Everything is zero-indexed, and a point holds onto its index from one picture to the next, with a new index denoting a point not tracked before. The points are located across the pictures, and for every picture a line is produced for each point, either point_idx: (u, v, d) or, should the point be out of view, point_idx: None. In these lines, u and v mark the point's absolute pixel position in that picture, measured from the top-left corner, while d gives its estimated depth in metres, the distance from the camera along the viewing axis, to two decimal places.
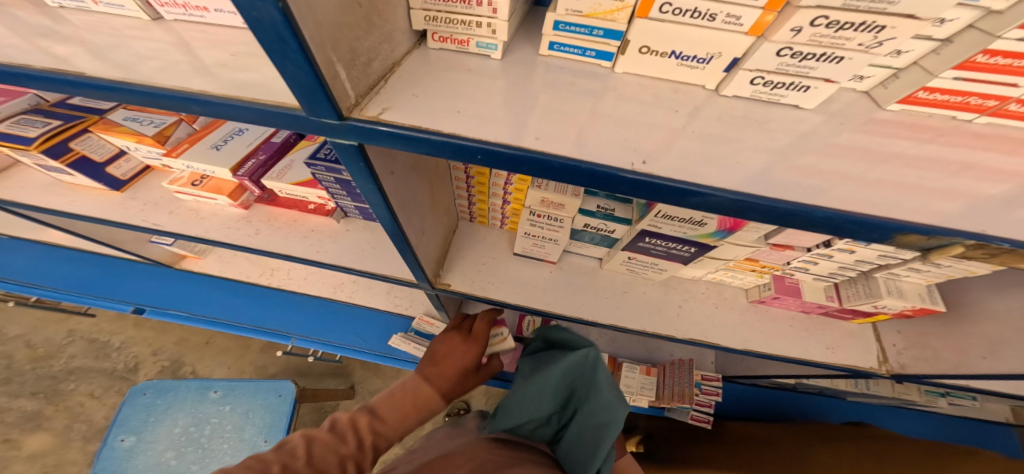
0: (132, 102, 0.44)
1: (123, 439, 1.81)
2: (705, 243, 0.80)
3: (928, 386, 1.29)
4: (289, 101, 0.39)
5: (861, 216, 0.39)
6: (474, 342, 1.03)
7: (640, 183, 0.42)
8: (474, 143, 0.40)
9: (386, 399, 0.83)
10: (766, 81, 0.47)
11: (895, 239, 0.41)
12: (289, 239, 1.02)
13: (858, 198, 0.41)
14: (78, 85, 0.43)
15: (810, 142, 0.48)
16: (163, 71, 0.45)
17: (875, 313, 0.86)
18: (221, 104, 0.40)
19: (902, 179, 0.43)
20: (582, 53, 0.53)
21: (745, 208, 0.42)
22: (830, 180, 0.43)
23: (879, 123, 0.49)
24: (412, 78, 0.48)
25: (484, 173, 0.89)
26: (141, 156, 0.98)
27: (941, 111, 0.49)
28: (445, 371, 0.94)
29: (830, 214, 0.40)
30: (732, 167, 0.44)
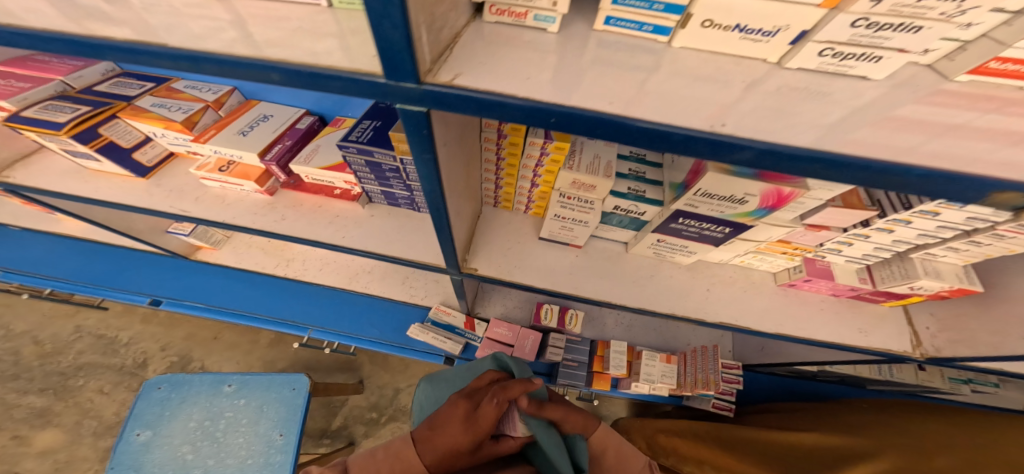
0: (200, 71, 0.44)
1: (139, 434, 1.80)
2: (742, 223, 0.80)
3: (951, 371, 1.33)
4: (368, 68, 0.39)
5: (957, 173, 0.38)
6: (473, 427, 0.67)
7: (721, 144, 0.42)
8: (553, 106, 0.41)
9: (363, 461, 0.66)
10: (836, 52, 0.47)
11: (991, 198, 0.40)
12: (315, 224, 0.99)
13: (947, 155, 0.41)
14: (155, 55, 0.43)
15: (886, 108, 0.47)
16: (230, 41, 0.44)
17: (909, 295, 0.87)
18: (298, 71, 0.40)
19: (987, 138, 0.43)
20: (639, 28, 0.53)
21: (835, 168, 0.42)
22: (916, 141, 0.42)
23: (947, 93, 0.49)
24: (475, 50, 0.48)
25: (516, 154, 0.87)
26: (167, 143, 0.98)
27: (1008, 81, 0.48)
28: (431, 444, 0.67)
29: (926, 172, 0.39)
30: (813, 131, 0.43)
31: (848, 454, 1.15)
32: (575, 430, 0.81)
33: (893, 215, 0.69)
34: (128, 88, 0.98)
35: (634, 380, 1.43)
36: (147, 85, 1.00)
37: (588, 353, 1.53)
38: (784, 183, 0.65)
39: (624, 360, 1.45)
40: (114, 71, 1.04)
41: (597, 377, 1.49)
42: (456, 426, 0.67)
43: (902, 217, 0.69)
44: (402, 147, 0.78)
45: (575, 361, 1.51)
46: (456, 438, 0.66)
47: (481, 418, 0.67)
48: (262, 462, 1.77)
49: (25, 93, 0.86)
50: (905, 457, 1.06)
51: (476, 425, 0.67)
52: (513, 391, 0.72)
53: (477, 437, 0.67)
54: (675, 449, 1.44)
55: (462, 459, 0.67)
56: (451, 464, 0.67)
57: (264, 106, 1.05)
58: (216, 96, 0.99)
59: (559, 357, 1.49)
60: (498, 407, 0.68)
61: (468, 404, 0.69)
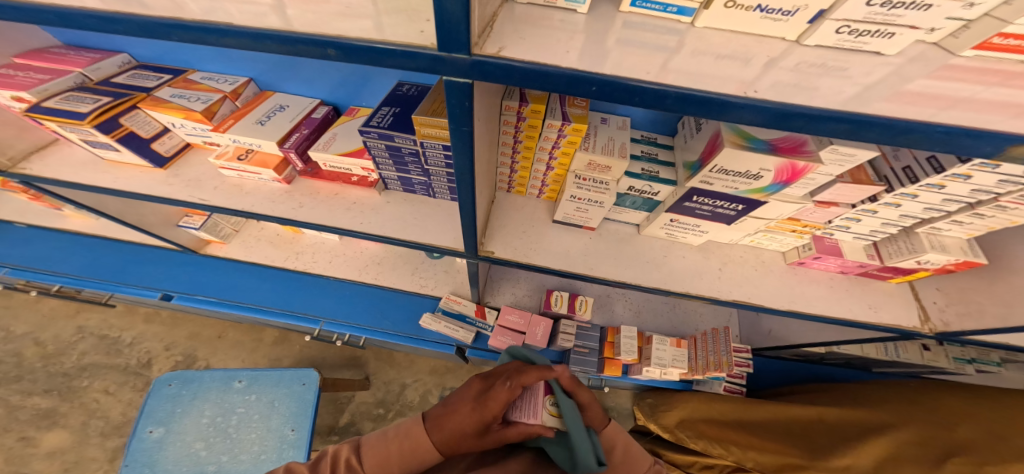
0: (255, 48, 0.45)
1: (151, 430, 1.81)
2: (755, 199, 0.82)
3: (954, 351, 1.38)
4: (421, 41, 0.42)
5: (978, 129, 0.41)
6: (482, 409, 0.64)
7: (757, 107, 0.44)
8: (594, 74, 0.43)
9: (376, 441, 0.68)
10: (852, 29, 0.47)
11: (1006, 152, 0.42)
12: (333, 211, 1.00)
13: (968, 114, 0.43)
14: (200, 30, 0.44)
15: (912, 72, 0.48)
16: (277, 17, 0.45)
17: (915, 270, 0.91)
18: (355, 45, 0.43)
19: (1009, 98, 0.44)
20: (663, 9, 0.54)
21: (859, 128, 0.44)
22: (939, 102, 0.44)
23: (953, 70, 0.48)
24: (512, 27, 0.50)
25: (533, 137, 0.89)
26: (185, 133, 0.98)
27: (1012, 56, 0.47)
28: (440, 425, 0.66)
29: (950, 128, 0.42)
30: (840, 97, 0.45)
31: (871, 427, 1.20)
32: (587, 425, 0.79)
33: (899, 189, 0.72)
34: (145, 79, 0.99)
35: (645, 365, 1.47)
36: (163, 77, 1.01)
37: (598, 339, 1.56)
38: (798, 157, 0.68)
39: (635, 345, 1.48)
40: (130, 63, 1.04)
41: (608, 363, 1.51)
42: (465, 406, 0.66)
43: (908, 191, 0.72)
44: (425, 131, 0.79)
45: (586, 348, 1.55)
46: (463, 419, 0.65)
47: (490, 399, 0.65)
48: (276, 457, 1.78)
49: (46, 84, 0.85)
50: (925, 429, 1.12)
51: (485, 407, 0.65)
52: (527, 378, 0.68)
53: (484, 419, 0.64)
54: (702, 432, 1.41)
55: (471, 442, 0.65)
56: (459, 447, 0.65)
57: (279, 96, 1.06)
58: (233, 86, 1.00)
59: (570, 344, 1.52)
60: (509, 391, 0.65)
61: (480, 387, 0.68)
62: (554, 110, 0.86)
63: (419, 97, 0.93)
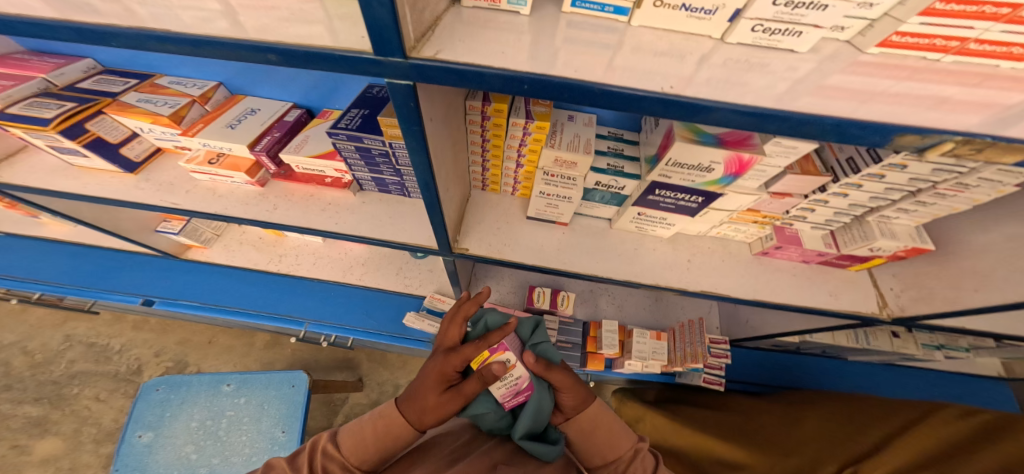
0: (197, 52, 0.47)
1: (141, 435, 1.82)
2: (712, 191, 0.86)
3: (923, 338, 1.40)
4: (358, 46, 0.44)
5: (870, 122, 0.43)
6: (443, 363, 0.81)
7: (677, 103, 0.47)
8: (524, 73, 0.45)
9: (358, 423, 0.80)
10: (766, 28, 0.50)
11: (895, 141, 0.45)
12: (308, 212, 1.02)
13: (870, 106, 0.45)
14: (140, 37, 0.45)
15: (829, 66, 0.51)
16: (225, 22, 0.47)
17: (871, 257, 0.95)
18: (296, 51, 0.44)
19: (911, 89, 0.47)
20: (600, 9, 0.56)
21: (771, 123, 0.47)
22: (848, 96, 0.47)
23: (861, 66, 0.50)
24: (453, 29, 0.52)
25: (500, 135, 0.91)
26: (154, 138, 0.99)
27: (914, 53, 0.50)
28: (412, 394, 0.82)
29: (840, 121, 0.44)
30: (760, 91, 0.48)
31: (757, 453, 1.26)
32: (574, 403, 0.88)
33: (844, 179, 0.76)
34: (112, 84, 1.00)
35: (627, 358, 1.50)
36: (130, 82, 1.02)
37: (581, 334, 1.61)
38: (743, 149, 0.71)
39: (616, 339, 1.52)
40: (95, 69, 1.05)
41: (591, 357, 1.57)
42: (431, 367, 0.83)
43: (853, 181, 0.75)
44: (392, 132, 0.81)
45: (569, 343, 1.60)
46: (429, 378, 0.81)
47: (451, 357, 0.81)
48: (267, 459, 1.79)
49: (11, 90, 0.86)
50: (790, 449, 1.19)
51: (449, 363, 0.81)
52: (494, 337, 0.80)
53: (445, 372, 0.81)
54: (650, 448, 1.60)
55: (434, 398, 0.80)
56: (426, 407, 0.80)
57: (250, 100, 1.07)
58: (201, 90, 1.01)
59: (553, 338, 1.57)
60: (474, 348, 0.80)
61: (447, 351, 0.85)
62: (518, 109, 0.88)
63: (387, 99, 0.94)
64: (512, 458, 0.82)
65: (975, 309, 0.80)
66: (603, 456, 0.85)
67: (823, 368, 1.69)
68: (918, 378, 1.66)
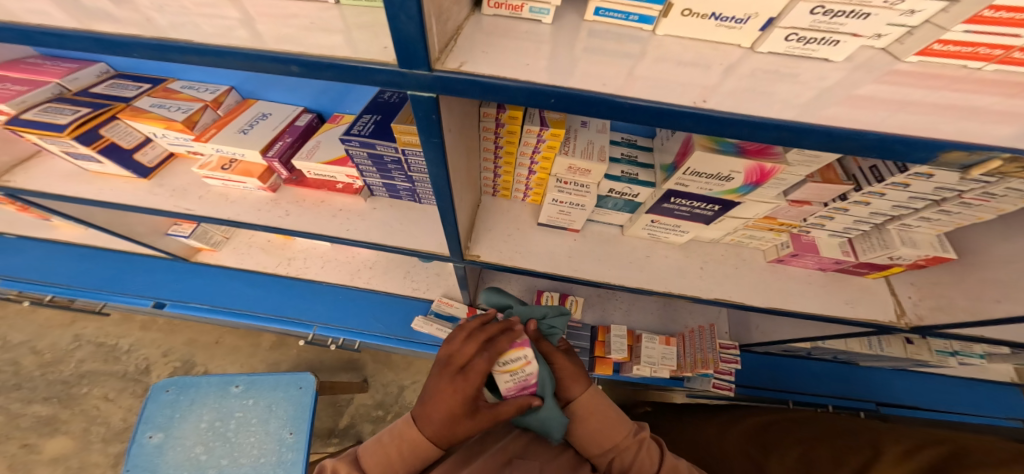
0: (213, 63, 0.45)
1: (152, 435, 1.83)
2: (729, 199, 0.85)
3: (938, 344, 1.34)
4: (381, 58, 0.42)
5: (912, 138, 0.41)
6: (461, 387, 0.75)
7: (706, 117, 0.45)
8: (552, 87, 0.44)
9: (380, 449, 0.79)
10: (800, 37, 0.49)
11: (939, 157, 0.43)
12: (319, 219, 1.01)
13: (910, 119, 0.44)
14: (155, 47, 0.44)
15: (863, 77, 0.49)
16: (245, 31, 0.45)
17: (890, 265, 0.93)
18: (316, 62, 0.43)
19: (950, 100, 0.46)
20: (625, 18, 0.55)
21: (805, 138, 0.45)
22: (886, 108, 0.45)
23: (898, 76, 0.49)
24: (477, 40, 0.50)
25: (514, 142, 0.91)
26: (167, 143, 0.99)
27: (953, 61, 0.48)
28: (430, 419, 0.77)
29: (882, 136, 0.42)
30: (795, 103, 0.46)
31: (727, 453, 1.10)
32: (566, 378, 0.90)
33: (867, 187, 0.74)
34: (124, 89, 1.00)
35: (636, 363, 1.49)
36: (143, 86, 1.02)
37: (589, 338, 1.60)
38: (765, 158, 0.71)
39: (625, 344, 1.51)
40: (108, 73, 1.05)
41: (599, 362, 1.57)
42: (446, 392, 0.76)
43: (876, 189, 0.73)
44: (405, 138, 0.80)
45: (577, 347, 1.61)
46: (451, 404, 0.75)
47: (468, 377, 0.76)
48: (275, 460, 1.79)
49: (24, 96, 0.87)
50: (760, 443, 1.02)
51: (466, 383, 0.75)
52: (500, 345, 0.79)
53: (467, 397, 0.75)
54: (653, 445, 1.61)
55: (463, 423, 0.76)
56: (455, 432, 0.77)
57: (262, 105, 1.06)
58: (213, 95, 1.00)
59: None
60: (486, 361, 0.77)
61: (457, 370, 0.78)
62: (532, 115, 0.87)
63: (399, 104, 0.94)
64: (527, 451, 0.85)
65: (997, 320, 0.78)
66: (601, 444, 0.85)
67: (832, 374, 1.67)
68: (928, 383, 1.64)
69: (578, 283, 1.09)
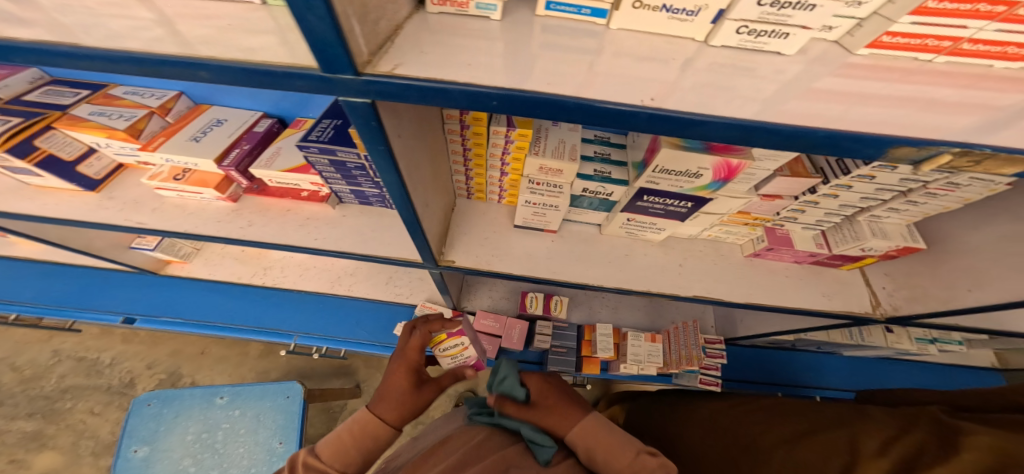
0: (107, 69, 0.39)
1: (136, 449, 1.78)
2: (701, 196, 0.84)
3: (917, 332, 1.34)
4: (302, 61, 0.39)
5: (863, 134, 0.40)
6: (406, 360, 0.88)
7: (656, 117, 0.43)
8: (493, 89, 0.42)
9: (335, 436, 0.77)
10: (751, 30, 0.47)
11: (888, 153, 0.41)
12: (285, 229, 0.97)
13: (861, 114, 0.42)
14: (35, 52, 0.38)
15: (817, 70, 0.48)
16: (161, 30, 0.41)
17: (862, 257, 0.93)
18: (226, 67, 0.38)
19: (903, 93, 0.44)
20: (577, 11, 0.53)
21: (758, 136, 0.43)
22: (839, 102, 0.44)
23: (851, 69, 0.47)
24: (419, 40, 0.47)
25: (481, 143, 0.89)
26: (113, 153, 0.93)
27: (904, 54, 0.47)
28: (381, 396, 0.82)
29: (831, 133, 0.40)
30: (748, 100, 0.44)
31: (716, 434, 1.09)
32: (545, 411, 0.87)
33: (834, 181, 0.73)
34: (60, 96, 0.94)
35: (623, 362, 1.48)
36: (81, 93, 0.96)
37: (576, 338, 1.59)
38: (731, 154, 0.69)
39: (611, 342, 1.51)
40: (42, 79, 1.00)
41: (587, 362, 1.55)
42: (393, 368, 0.87)
43: (844, 182, 0.72)
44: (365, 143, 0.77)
45: (563, 348, 1.56)
46: (398, 372, 0.85)
47: (408, 351, 0.89)
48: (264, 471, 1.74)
49: None
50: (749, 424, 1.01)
51: (406, 354, 0.89)
52: (433, 325, 0.97)
53: (411, 365, 0.87)
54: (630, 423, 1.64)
55: (410, 391, 0.83)
56: (403, 401, 0.81)
57: (216, 110, 1.01)
58: (160, 101, 0.95)
59: (547, 344, 1.56)
60: (421, 335, 0.92)
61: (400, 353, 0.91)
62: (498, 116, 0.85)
63: None
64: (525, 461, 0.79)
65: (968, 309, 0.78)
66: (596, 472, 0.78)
67: (817, 364, 1.69)
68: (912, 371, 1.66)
69: (555, 284, 1.08)
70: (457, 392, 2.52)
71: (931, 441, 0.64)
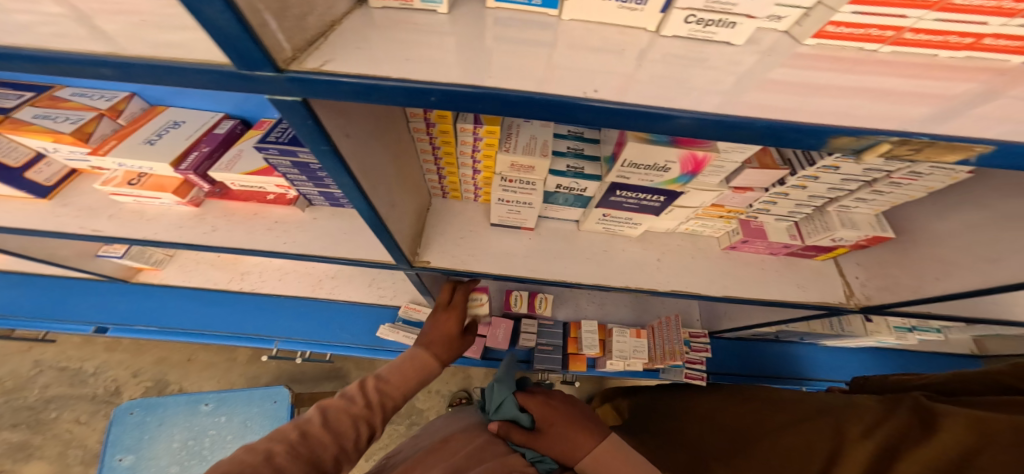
0: (9, 67, 0.37)
1: (121, 458, 1.74)
2: (672, 190, 0.83)
3: (895, 321, 1.34)
4: (215, 57, 0.37)
5: (802, 124, 0.39)
6: (455, 312, 1.09)
7: (599, 109, 0.42)
8: (429, 85, 0.40)
9: (396, 363, 0.93)
10: (698, 19, 0.46)
11: (829, 143, 0.40)
12: (251, 233, 0.95)
13: (805, 104, 0.41)
14: None
15: (767, 61, 0.47)
16: (71, 24, 0.38)
17: (834, 247, 0.92)
18: (131, 64, 0.36)
19: (851, 82, 0.44)
20: (528, 2, 0.51)
21: (702, 128, 0.42)
22: (785, 93, 0.43)
23: (800, 59, 0.46)
24: (356, 34, 0.45)
25: (450, 141, 0.87)
26: (64, 158, 0.90)
27: (850, 44, 0.46)
28: (433, 339, 1.02)
29: (770, 124, 0.39)
30: (694, 91, 0.43)
31: (701, 422, 1.10)
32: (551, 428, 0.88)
33: (800, 172, 0.72)
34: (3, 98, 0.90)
35: (609, 358, 1.48)
36: (24, 94, 0.91)
37: (562, 335, 1.58)
38: (696, 147, 0.68)
39: (596, 339, 1.50)
40: None
41: (573, 359, 1.55)
42: (443, 318, 1.07)
43: (811, 172, 0.72)
44: None
45: (550, 345, 1.55)
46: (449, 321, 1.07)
47: (456, 305, 1.09)
48: None
49: None
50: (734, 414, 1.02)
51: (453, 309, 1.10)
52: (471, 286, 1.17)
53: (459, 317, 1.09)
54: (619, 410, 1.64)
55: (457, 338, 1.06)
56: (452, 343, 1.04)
57: (173, 112, 0.98)
58: (110, 103, 0.90)
59: (532, 343, 1.55)
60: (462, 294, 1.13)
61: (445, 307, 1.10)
62: None
63: None
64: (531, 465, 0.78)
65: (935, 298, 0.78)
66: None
67: (801, 355, 1.70)
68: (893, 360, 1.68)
69: (532, 282, 1.06)
70: (450, 392, 2.51)
71: (916, 424, 0.65)
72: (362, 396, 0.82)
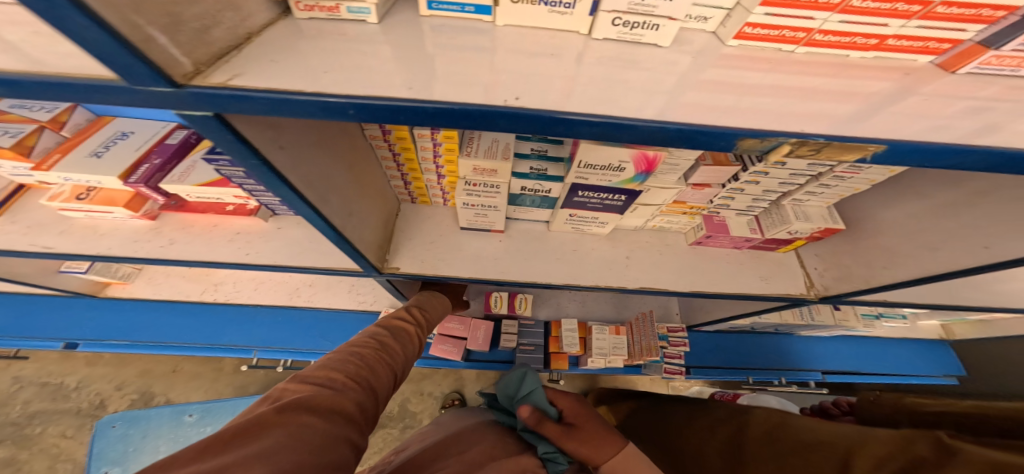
0: None
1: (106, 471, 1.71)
2: (631, 189, 0.83)
3: (863, 309, 1.40)
4: (107, 73, 0.36)
5: (709, 127, 0.39)
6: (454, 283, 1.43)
7: (517, 115, 0.42)
8: (341, 98, 0.40)
9: (422, 301, 1.10)
10: (624, 21, 0.47)
11: (737, 145, 0.41)
12: (212, 244, 0.94)
13: (721, 106, 0.42)
14: None
15: (691, 63, 0.47)
16: None
17: (793, 239, 0.94)
18: (16, 82, 0.35)
19: (769, 82, 0.44)
20: (462, 9, 0.51)
21: (619, 132, 0.42)
22: (704, 95, 0.43)
23: (724, 61, 0.47)
24: (274, 45, 0.45)
25: (408, 147, 0.87)
26: (9, 174, 0.88)
27: (769, 45, 0.47)
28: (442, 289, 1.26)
29: (680, 128, 0.40)
30: (614, 94, 0.44)
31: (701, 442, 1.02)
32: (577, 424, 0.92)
33: (752, 167, 0.73)
34: None
35: (589, 356, 1.49)
36: None
37: (543, 335, 1.59)
38: (647, 148, 0.69)
39: (576, 337, 1.51)
40: None
41: (554, 358, 1.55)
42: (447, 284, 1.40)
43: (761, 168, 0.72)
44: None
45: (532, 345, 1.56)
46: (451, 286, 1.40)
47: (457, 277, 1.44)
48: None
49: None
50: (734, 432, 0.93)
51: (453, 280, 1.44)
52: None
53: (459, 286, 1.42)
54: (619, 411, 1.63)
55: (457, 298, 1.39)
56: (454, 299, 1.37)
57: (121, 122, 0.93)
58: (53, 115, 0.88)
59: (513, 343, 1.56)
60: None
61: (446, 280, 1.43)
62: None
63: None
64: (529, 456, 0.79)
65: None
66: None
67: (780, 346, 1.72)
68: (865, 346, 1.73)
69: (501, 284, 1.06)
70: (442, 393, 2.50)
71: None
72: (412, 318, 0.96)
